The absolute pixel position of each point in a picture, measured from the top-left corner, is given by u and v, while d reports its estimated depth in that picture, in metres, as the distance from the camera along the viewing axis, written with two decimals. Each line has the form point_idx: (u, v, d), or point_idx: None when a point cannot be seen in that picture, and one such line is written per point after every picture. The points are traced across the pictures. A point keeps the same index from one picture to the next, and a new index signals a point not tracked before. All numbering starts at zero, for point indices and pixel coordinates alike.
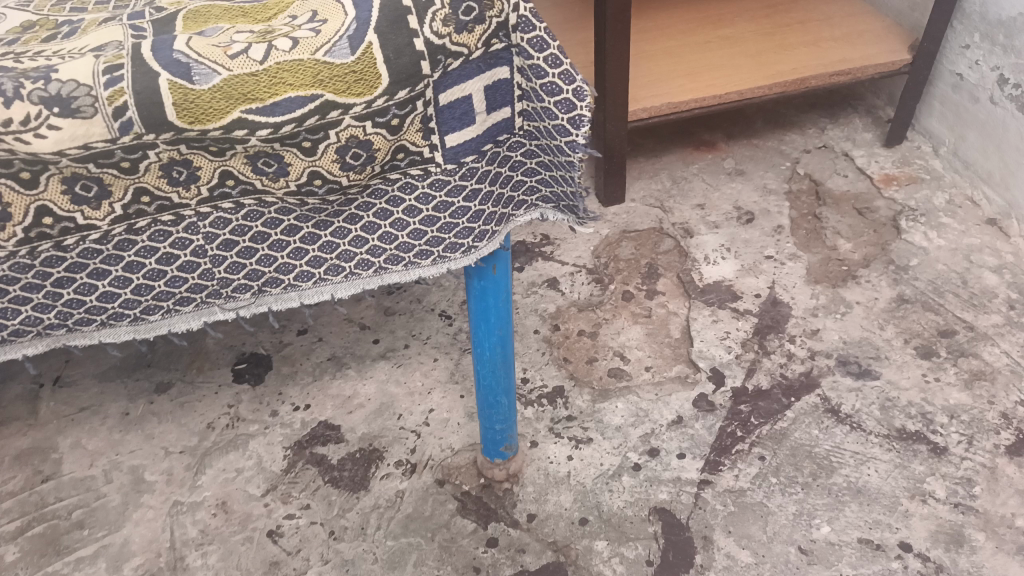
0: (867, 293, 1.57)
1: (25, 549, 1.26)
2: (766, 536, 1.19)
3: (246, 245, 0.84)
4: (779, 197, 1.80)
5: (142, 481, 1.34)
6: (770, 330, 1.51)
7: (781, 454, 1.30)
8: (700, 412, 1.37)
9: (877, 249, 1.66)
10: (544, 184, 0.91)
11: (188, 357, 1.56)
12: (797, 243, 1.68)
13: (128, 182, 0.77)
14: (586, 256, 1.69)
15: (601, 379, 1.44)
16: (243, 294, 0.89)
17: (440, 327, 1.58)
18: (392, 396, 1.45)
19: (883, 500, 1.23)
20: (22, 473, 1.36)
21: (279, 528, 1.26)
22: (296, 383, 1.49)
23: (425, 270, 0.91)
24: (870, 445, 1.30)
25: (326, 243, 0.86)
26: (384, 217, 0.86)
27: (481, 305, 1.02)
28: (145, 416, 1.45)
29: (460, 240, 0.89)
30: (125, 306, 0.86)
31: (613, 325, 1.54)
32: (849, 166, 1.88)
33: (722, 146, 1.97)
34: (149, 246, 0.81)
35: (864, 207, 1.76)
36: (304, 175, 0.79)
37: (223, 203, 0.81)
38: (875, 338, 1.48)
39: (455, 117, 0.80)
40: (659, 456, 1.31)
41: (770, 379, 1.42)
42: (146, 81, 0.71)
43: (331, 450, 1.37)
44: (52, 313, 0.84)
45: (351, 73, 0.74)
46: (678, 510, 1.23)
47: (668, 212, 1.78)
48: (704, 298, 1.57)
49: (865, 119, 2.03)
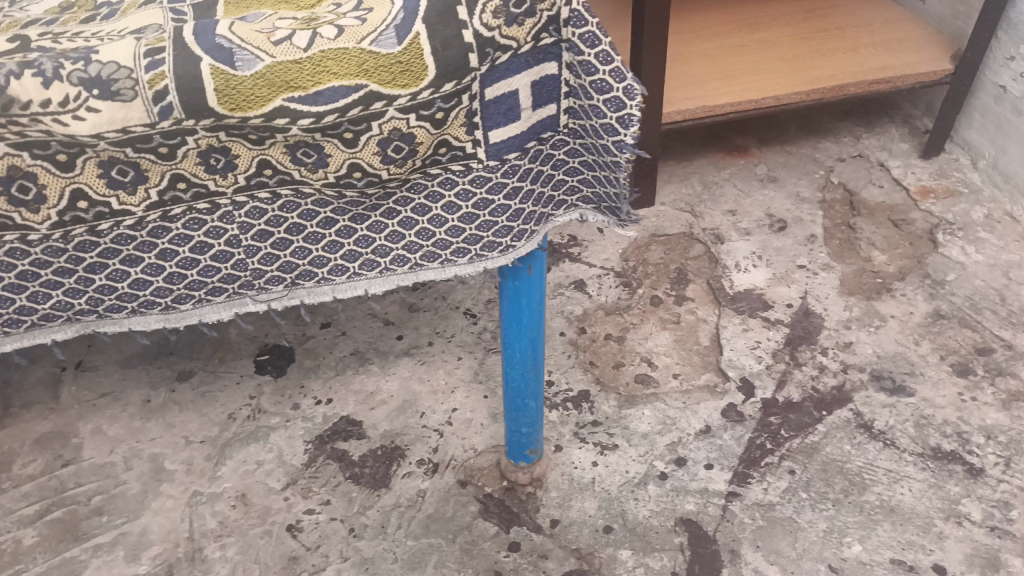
0: (902, 307, 1.53)
1: (43, 534, 1.25)
2: (795, 552, 1.16)
3: (281, 236, 0.82)
4: (812, 206, 1.77)
5: (162, 470, 1.33)
6: (802, 341, 1.47)
7: (811, 468, 1.27)
8: (729, 422, 1.34)
9: (913, 262, 1.62)
10: (585, 184, 0.89)
11: (210, 347, 1.55)
12: (830, 253, 1.65)
13: (165, 168, 0.75)
14: (615, 259, 1.66)
15: (628, 385, 1.41)
16: (276, 286, 0.87)
17: (464, 325, 1.56)
18: (415, 394, 1.43)
19: (917, 520, 1.20)
20: (42, 457, 1.36)
21: (298, 523, 1.25)
22: (318, 376, 1.48)
23: (461, 268, 0.89)
24: (904, 463, 1.27)
25: (362, 237, 0.85)
26: (422, 213, 0.84)
27: (513, 305, 1.00)
28: (166, 405, 1.44)
29: (498, 239, 0.87)
30: (156, 294, 0.84)
31: (641, 330, 1.51)
32: (885, 176, 1.84)
33: (755, 152, 1.93)
34: (183, 234, 0.80)
35: (900, 219, 1.72)
36: (343, 167, 0.77)
37: (260, 193, 0.79)
38: (910, 353, 1.44)
39: (500, 113, 0.78)
40: (686, 466, 1.28)
41: (801, 392, 1.39)
42: (187, 66, 0.70)
43: (352, 446, 1.35)
44: (83, 298, 0.83)
45: (397, 64, 0.71)
46: (704, 522, 1.21)
47: (698, 217, 1.75)
48: (734, 306, 1.54)
49: (902, 129, 1.98)
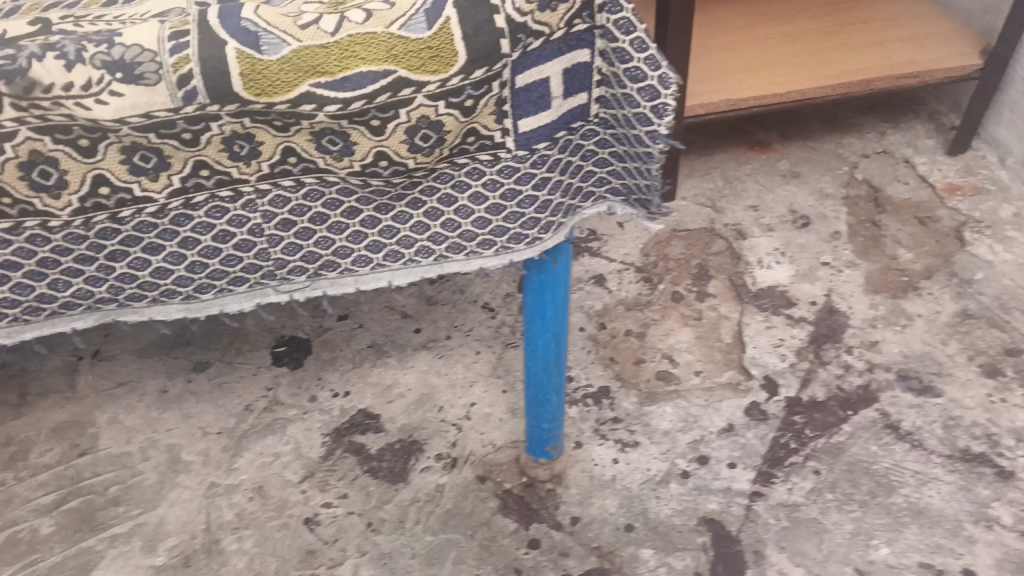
0: (929, 306, 1.50)
1: (60, 523, 1.24)
2: (821, 554, 1.14)
3: (304, 226, 0.81)
4: (837, 201, 1.74)
5: (179, 461, 1.32)
6: (827, 339, 1.45)
7: (836, 469, 1.25)
8: (752, 421, 1.32)
9: (941, 260, 1.59)
10: (614, 176, 0.86)
11: (227, 338, 1.54)
12: (855, 251, 1.62)
13: (188, 154, 0.74)
14: (635, 253, 1.64)
15: (649, 382, 1.39)
16: (299, 276, 0.86)
17: (482, 319, 1.54)
18: (433, 388, 1.42)
19: (946, 523, 1.17)
20: (59, 446, 1.35)
21: (315, 517, 1.23)
22: (335, 368, 1.46)
23: (487, 260, 0.87)
24: (931, 465, 1.25)
25: (386, 227, 0.83)
26: (448, 203, 0.82)
27: (537, 299, 0.98)
28: (182, 395, 1.44)
29: (525, 231, 0.85)
30: (178, 283, 0.83)
31: (662, 326, 1.49)
32: (911, 172, 1.81)
33: (778, 146, 1.90)
34: (205, 222, 0.78)
35: (926, 216, 1.69)
36: (369, 156, 0.76)
37: (284, 181, 0.77)
38: (937, 353, 1.41)
39: (530, 101, 0.76)
40: (708, 465, 1.26)
41: (826, 391, 1.36)
42: (213, 50, 0.68)
43: (369, 439, 1.34)
44: (104, 287, 0.82)
45: (427, 49, 0.70)
46: (727, 522, 1.19)
47: (721, 212, 1.73)
48: (758, 303, 1.52)
49: (929, 124, 1.94)
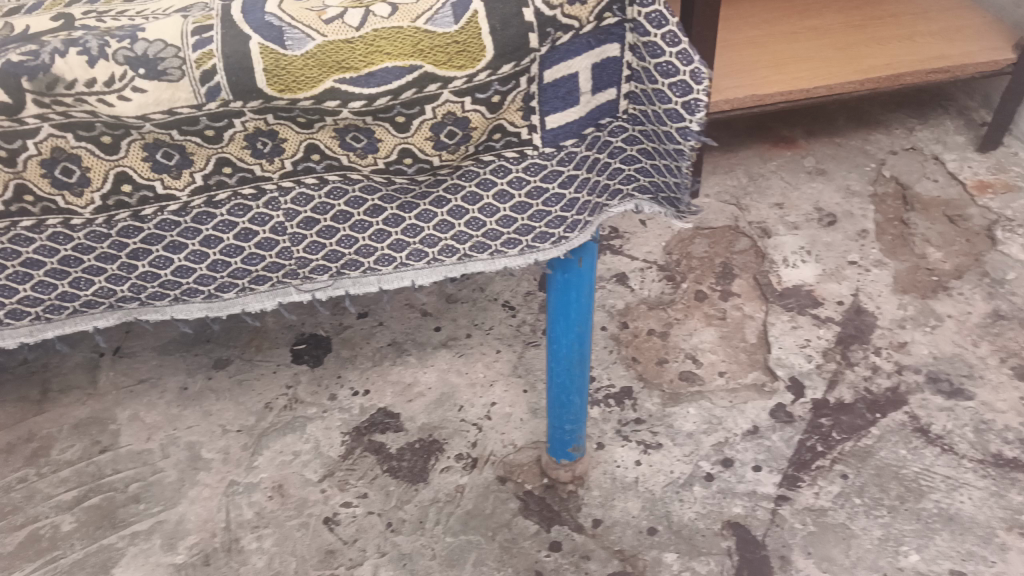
0: (959, 306, 1.47)
1: (81, 520, 1.25)
2: (849, 560, 1.12)
3: (327, 224, 0.80)
4: (864, 199, 1.70)
5: (199, 458, 1.32)
6: (854, 339, 1.42)
7: (864, 473, 1.22)
8: (777, 423, 1.30)
9: (971, 260, 1.55)
10: (642, 173, 0.84)
11: (247, 335, 1.53)
12: (883, 249, 1.58)
13: (211, 152, 0.73)
14: (658, 252, 1.62)
15: (672, 382, 1.37)
16: (321, 275, 0.85)
17: (502, 317, 1.53)
18: (453, 387, 1.40)
19: (977, 530, 1.14)
20: (81, 443, 1.35)
21: (335, 516, 1.23)
22: (355, 366, 1.46)
23: (511, 259, 0.86)
24: (963, 470, 1.22)
25: (409, 226, 0.82)
26: (472, 201, 0.80)
27: (561, 299, 0.96)
28: (203, 393, 1.43)
29: (550, 229, 0.83)
30: (199, 282, 0.83)
31: (685, 325, 1.47)
32: (940, 169, 1.77)
33: (803, 143, 1.87)
34: (227, 221, 0.78)
35: (956, 214, 1.65)
36: (393, 153, 0.74)
37: (307, 178, 0.76)
38: (968, 355, 1.38)
39: (558, 97, 0.74)
40: (733, 468, 1.24)
41: (853, 393, 1.33)
42: (236, 44, 0.67)
43: (389, 439, 1.33)
44: (126, 285, 0.82)
45: (453, 44, 0.68)
46: (753, 526, 1.17)
47: (744, 209, 1.70)
48: (783, 303, 1.49)
49: (959, 120, 1.90)
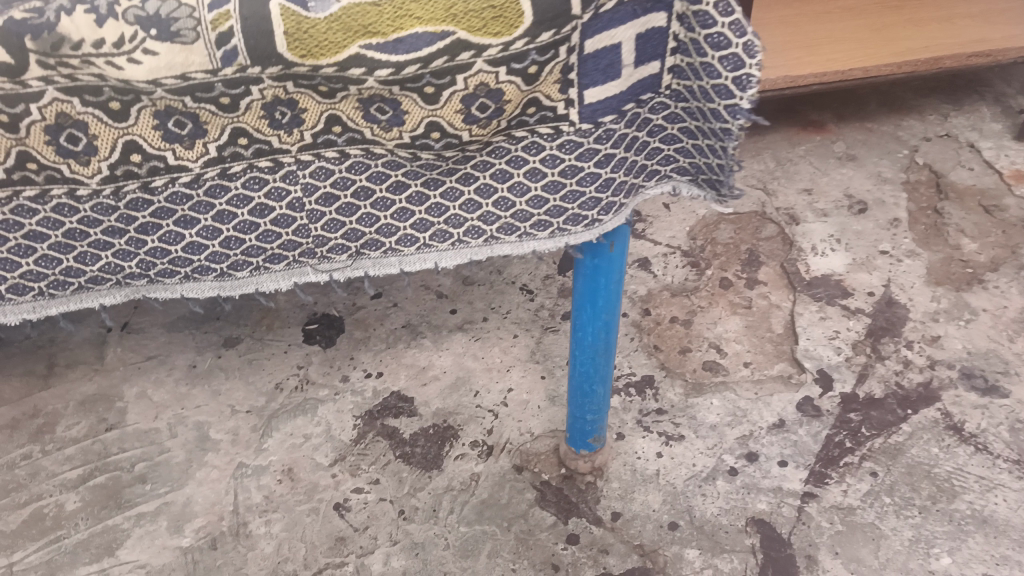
0: (995, 300, 1.41)
1: (86, 499, 1.22)
2: (877, 562, 1.08)
3: (347, 201, 0.75)
4: (896, 186, 1.65)
5: (207, 439, 1.29)
6: (884, 332, 1.37)
7: (895, 471, 1.18)
8: (804, 417, 1.25)
9: (1007, 252, 1.50)
10: (682, 153, 0.79)
11: (258, 314, 1.50)
12: (915, 239, 1.53)
13: (226, 121, 0.68)
14: (681, 237, 1.57)
15: (695, 372, 1.33)
16: (340, 254, 0.81)
17: (520, 301, 1.48)
18: (468, 371, 1.36)
19: (1013, 533, 1.10)
20: (86, 420, 1.32)
21: (346, 502, 1.19)
22: (368, 348, 1.42)
23: (541, 242, 0.81)
24: (997, 470, 1.17)
25: (434, 205, 0.77)
26: (502, 179, 0.75)
27: (589, 285, 0.92)
28: (211, 371, 1.40)
29: (583, 212, 0.79)
30: (212, 259, 0.79)
31: (709, 313, 1.42)
32: (976, 157, 1.70)
33: (833, 128, 1.81)
34: (242, 195, 0.73)
35: (992, 204, 1.59)
36: (421, 126, 0.70)
37: (327, 152, 0.72)
38: (1003, 351, 1.33)
39: (599, 69, 0.69)
40: (758, 462, 1.20)
41: (883, 388, 1.29)
42: (255, 5, 0.61)
43: (402, 423, 1.29)
44: (134, 261, 0.78)
45: (490, 8, 0.63)
46: (778, 524, 1.13)
47: (771, 195, 1.64)
48: (811, 292, 1.44)
49: (995, 107, 1.84)
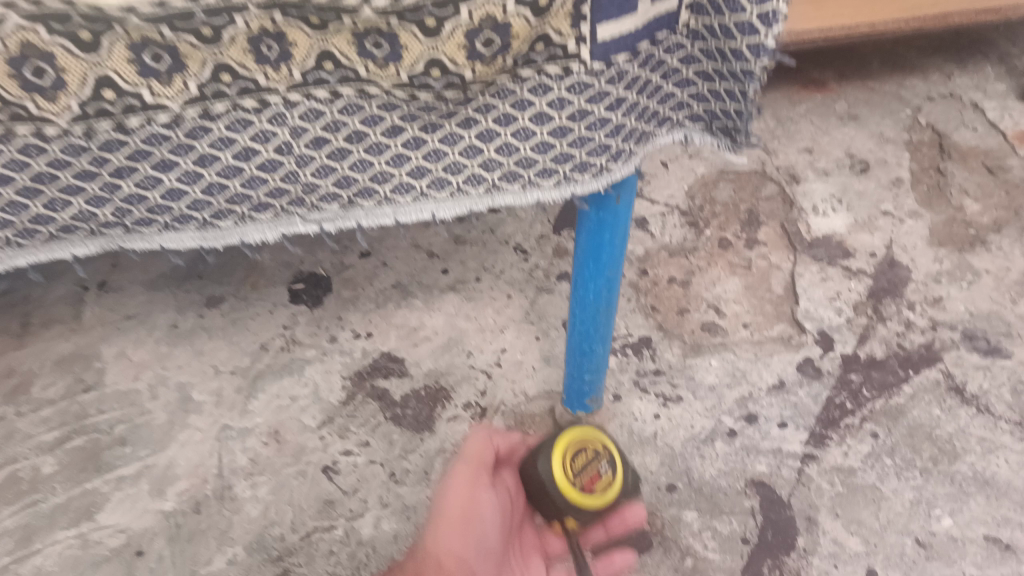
0: (997, 262, 1.39)
1: (63, 462, 1.17)
2: (878, 524, 1.06)
3: (339, 145, 0.70)
4: (898, 146, 1.61)
5: (190, 400, 1.24)
6: (886, 293, 1.34)
7: (896, 433, 1.16)
8: (805, 378, 1.23)
9: (1009, 214, 1.47)
10: (696, 99, 0.75)
11: (243, 272, 1.44)
12: (917, 199, 1.50)
13: (208, 55, 0.61)
14: (679, 195, 1.53)
15: (693, 333, 1.29)
16: (331, 204, 0.76)
17: (514, 261, 1.44)
18: (461, 332, 1.32)
19: (1014, 495, 1.09)
20: (63, 380, 1.27)
21: (334, 465, 1.16)
22: (357, 308, 1.37)
23: (545, 192, 0.77)
24: (999, 432, 1.16)
25: (432, 150, 0.72)
26: (505, 124, 0.70)
27: (593, 241, 0.87)
28: (194, 331, 1.35)
29: (592, 159, 0.74)
30: (193, 207, 0.74)
31: (708, 274, 1.38)
32: (979, 118, 1.67)
33: (834, 87, 1.77)
34: (225, 137, 0.68)
35: (994, 165, 1.56)
36: (420, 63, 0.64)
37: (318, 91, 0.66)
38: (1005, 313, 1.31)
39: (614, 4, 0.63)
40: (757, 424, 1.17)
41: (885, 349, 1.26)
42: None
43: (393, 384, 1.25)
44: (108, 208, 0.72)
45: None
46: (778, 486, 1.11)
47: (771, 154, 1.60)
48: (812, 253, 1.41)
49: (998, 68, 1.80)
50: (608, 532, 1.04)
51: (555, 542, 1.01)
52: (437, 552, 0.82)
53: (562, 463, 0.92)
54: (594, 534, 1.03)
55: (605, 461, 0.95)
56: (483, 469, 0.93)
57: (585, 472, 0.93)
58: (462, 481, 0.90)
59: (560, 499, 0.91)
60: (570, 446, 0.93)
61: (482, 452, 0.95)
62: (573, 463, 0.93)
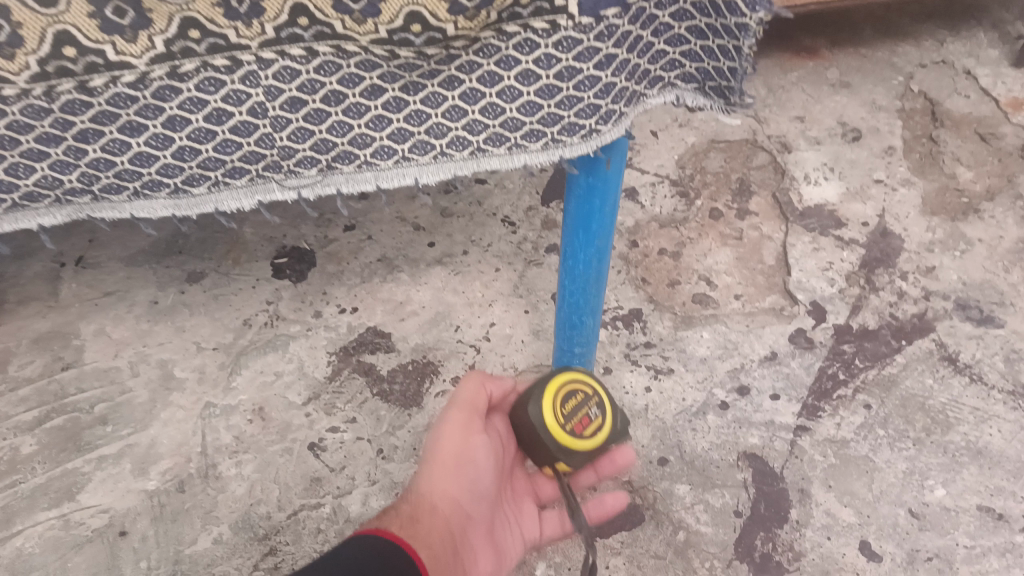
0: (990, 230, 1.37)
1: (43, 442, 1.15)
2: (871, 495, 1.05)
3: (316, 107, 0.67)
4: (890, 114, 1.58)
5: (172, 378, 1.22)
6: (879, 263, 1.33)
7: (889, 404, 1.15)
8: (797, 350, 1.21)
9: (1002, 182, 1.45)
10: (689, 58, 0.72)
11: (224, 247, 1.41)
12: (910, 168, 1.48)
13: (174, 9, 0.58)
14: (670, 165, 1.50)
15: (685, 305, 1.28)
16: (309, 169, 0.73)
17: (502, 234, 1.41)
18: (449, 306, 1.30)
19: (1007, 464, 1.08)
20: (41, 359, 1.24)
21: (321, 442, 1.14)
22: (342, 283, 1.34)
23: (532, 155, 0.74)
24: (992, 401, 1.15)
25: (414, 112, 0.69)
26: (490, 83, 0.68)
27: (582, 207, 0.85)
28: (175, 307, 1.32)
29: (580, 121, 0.71)
30: (164, 172, 0.71)
31: (699, 245, 1.36)
32: (972, 85, 1.65)
33: (826, 54, 1.74)
34: (196, 98, 0.64)
35: (987, 133, 1.54)
36: (399, 18, 0.61)
37: (293, 49, 0.63)
38: (998, 282, 1.30)
39: None
40: (749, 396, 1.16)
41: (877, 319, 1.25)
42: None
43: (379, 360, 1.23)
44: (74, 174, 0.69)
45: None
46: (770, 458, 1.09)
47: (763, 122, 1.58)
48: (804, 223, 1.39)
49: (992, 33, 1.77)
50: (598, 475, 0.97)
51: (545, 485, 0.99)
52: (428, 499, 0.83)
53: (551, 406, 0.85)
54: (587, 479, 0.98)
55: (596, 404, 0.87)
56: (475, 416, 0.89)
57: (574, 415, 0.86)
58: (452, 431, 0.87)
59: (551, 444, 0.84)
60: (559, 388, 0.86)
61: (475, 399, 0.90)
62: (562, 406, 0.86)
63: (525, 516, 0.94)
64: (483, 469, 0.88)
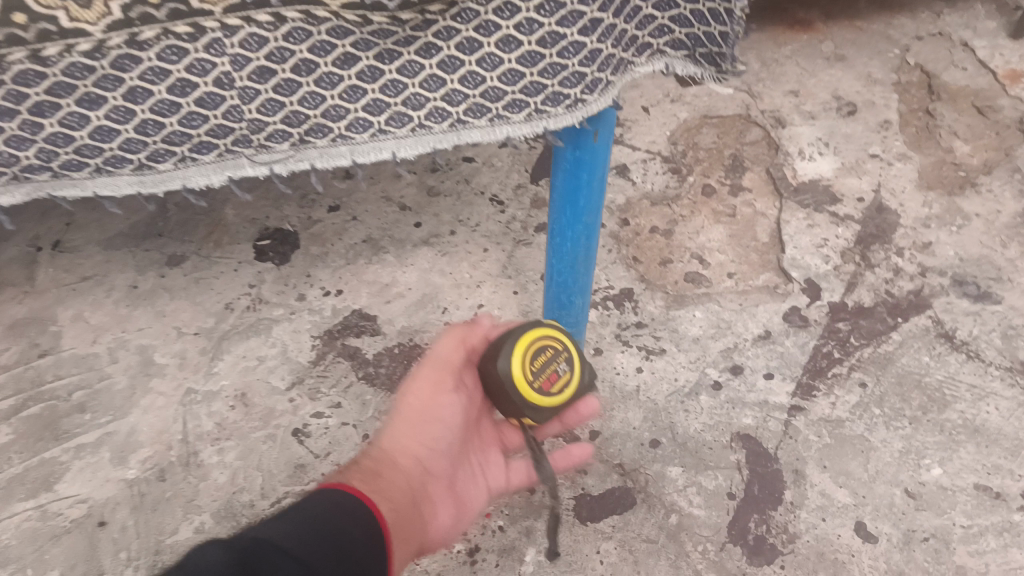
0: (988, 205, 1.35)
1: (19, 431, 1.12)
2: (867, 475, 1.03)
3: (285, 77, 0.64)
4: (886, 87, 1.55)
5: (152, 363, 1.19)
6: (874, 239, 1.30)
7: (884, 382, 1.12)
8: (792, 328, 1.19)
9: (1000, 155, 1.42)
10: (679, 24, 0.68)
11: (205, 229, 1.37)
12: (906, 142, 1.45)
13: None
14: (661, 141, 1.46)
15: (677, 284, 1.25)
16: (281, 143, 0.70)
17: (490, 213, 1.38)
18: (436, 287, 1.27)
19: (1004, 442, 1.07)
20: (18, 345, 1.21)
21: (305, 428, 1.11)
22: (326, 265, 1.31)
23: (515, 127, 0.71)
24: (989, 378, 1.13)
25: (390, 81, 0.66)
26: (469, 50, 0.64)
27: (570, 182, 0.82)
28: (155, 291, 1.28)
29: (564, 89, 0.68)
30: (127, 148, 0.67)
31: (691, 223, 1.33)
32: (969, 57, 1.61)
33: (820, 27, 1.70)
34: (158, 68, 0.61)
35: (985, 105, 1.51)
36: None
37: (260, 15, 0.60)
38: (996, 257, 1.27)
39: None
40: (742, 376, 1.14)
41: (873, 296, 1.23)
42: None
43: (365, 343, 1.20)
44: (31, 150, 0.65)
45: None
46: (764, 439, 1.07)
47: (756, 97, 1.54)
48: (798, 199, 1.36)
49: (989, 4, 1.73)
50: (564, 424, 0.96)
51: (512, 435, 0.97)
52: (392, 452, 0.81)
53: (522, 361, 0.81)
54: (549, 429, 0.95)
55: (564, 360, 0.85)
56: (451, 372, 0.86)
57: (543, 371, 0.83)
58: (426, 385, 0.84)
59: (516, 395, 0.81)
60: (532, 342, 0.82)
61: (453, 355, 0.87)
62: (531, 363, 0.82)
63: (492, 468, 0.92)
64: (453, 425, 0.85)
